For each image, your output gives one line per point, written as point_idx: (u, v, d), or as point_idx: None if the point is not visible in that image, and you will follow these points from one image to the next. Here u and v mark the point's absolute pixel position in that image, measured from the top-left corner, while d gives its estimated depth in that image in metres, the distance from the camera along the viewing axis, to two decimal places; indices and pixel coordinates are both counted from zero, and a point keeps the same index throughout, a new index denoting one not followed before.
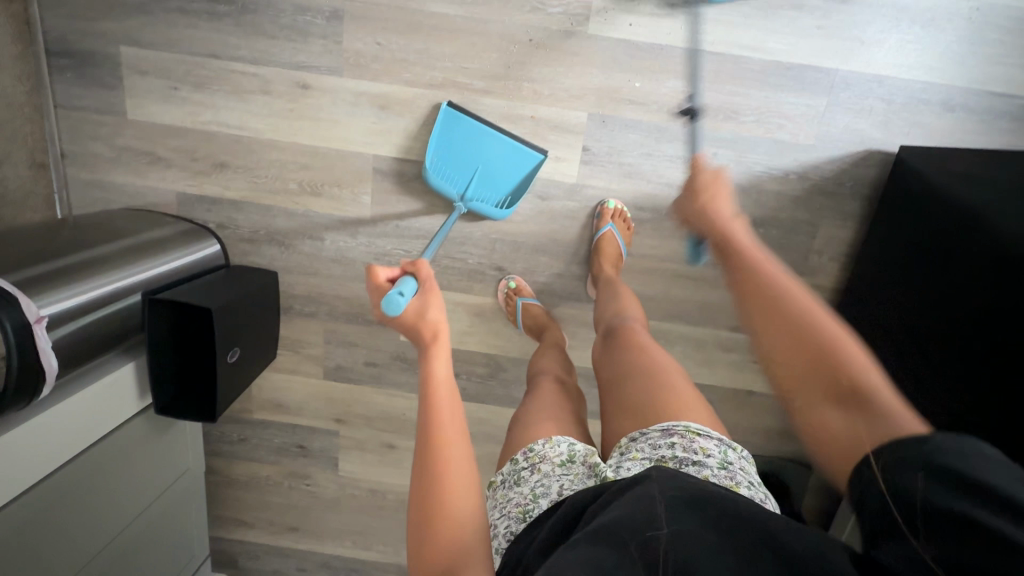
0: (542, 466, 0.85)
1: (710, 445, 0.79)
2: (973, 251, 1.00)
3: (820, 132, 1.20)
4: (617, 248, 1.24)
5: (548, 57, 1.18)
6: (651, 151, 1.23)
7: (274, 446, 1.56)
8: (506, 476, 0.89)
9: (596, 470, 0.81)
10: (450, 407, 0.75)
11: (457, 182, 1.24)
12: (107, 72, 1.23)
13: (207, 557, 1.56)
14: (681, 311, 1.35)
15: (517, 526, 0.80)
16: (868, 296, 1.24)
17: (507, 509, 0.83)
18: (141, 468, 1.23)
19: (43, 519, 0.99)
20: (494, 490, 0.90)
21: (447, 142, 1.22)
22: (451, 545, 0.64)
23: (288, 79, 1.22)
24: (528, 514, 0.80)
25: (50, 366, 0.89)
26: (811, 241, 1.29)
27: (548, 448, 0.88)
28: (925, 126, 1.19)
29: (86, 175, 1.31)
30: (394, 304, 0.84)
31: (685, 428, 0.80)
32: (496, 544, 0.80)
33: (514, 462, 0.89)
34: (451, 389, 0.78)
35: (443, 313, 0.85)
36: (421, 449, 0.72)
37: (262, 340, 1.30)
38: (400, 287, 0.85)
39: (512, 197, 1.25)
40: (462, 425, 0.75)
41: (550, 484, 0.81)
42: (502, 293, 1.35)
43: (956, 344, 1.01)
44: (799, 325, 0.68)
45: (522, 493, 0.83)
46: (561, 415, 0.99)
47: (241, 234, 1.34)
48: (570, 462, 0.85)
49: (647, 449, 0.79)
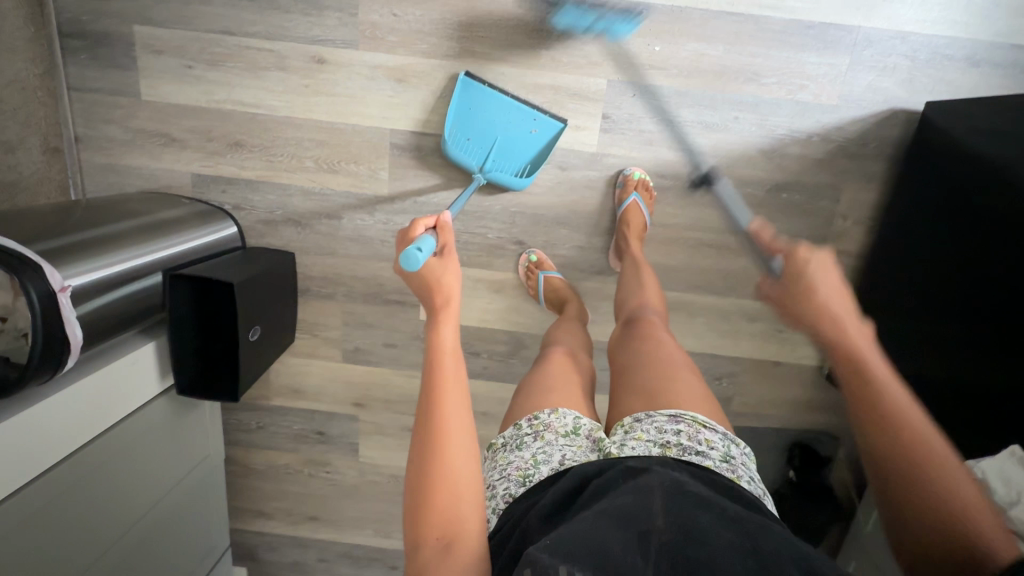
0: (547, 435, 0.83)
1: (716, 438, 0.77)
2: (993, 213, 0.99)
3: (843, 92, 1.19)
4: (642, 219, 1.22)
5: (568, 20, 1.16)
6: (671, 117, 1.22)
7: (293, 433, 1.54)
8: (508, 439, 0.87)
9: (598, 445, 0.82)
10: (455, 385, 0.70)
11: (476, 154, 1.22)
12: (120, 53, 1.22)
13: (226, 548, 1.54)
14: (703, 281, 1.34)
15: (516, 490, 0.78)
16: (892, 258, 1.23)
17: (507, 472, 0.81)
18: (162, 452, 1.22)
19: (70, 496, 0.98)
20: (493, 454, 0.88)
21: (466, 112, 1.21)
22: (447, 520, 0.64)
23: (304, 54, 1.21)
24: (529, 479, 0.79)
25: (74, 336, 0.88)
26: (835, 206, 1.27)
27: (554, 418, 0.86)
28: (948, 83, 1.18)
29: (100, 159, 1.29)
30: (412, 261, 0.73)
31: (692, 418, 0.78)
32: (493, 504, 0.79)
33: (517, 427, 0.87)
34: (457, 360, 0.73)
35: (459, 282, 0.77)
36: (421, 420, 0.69)
37: (280, 322, 1.29)
38: (420, 244, 0.74)
39: (532, 165, 1.24)
40: (465, 401, 0.71)
41: (552, 452, 0.80)
42: (523, 268, 1.33)
43: (973, 306, 1.02)
44: (915, 462, 0.62)
45: (524, 458, 0.81)
46: (576, 391, 0.97)
47: (257, 215, 1.33)
48: (575, 435, 0.84)
49: (652, 432, 0.77)
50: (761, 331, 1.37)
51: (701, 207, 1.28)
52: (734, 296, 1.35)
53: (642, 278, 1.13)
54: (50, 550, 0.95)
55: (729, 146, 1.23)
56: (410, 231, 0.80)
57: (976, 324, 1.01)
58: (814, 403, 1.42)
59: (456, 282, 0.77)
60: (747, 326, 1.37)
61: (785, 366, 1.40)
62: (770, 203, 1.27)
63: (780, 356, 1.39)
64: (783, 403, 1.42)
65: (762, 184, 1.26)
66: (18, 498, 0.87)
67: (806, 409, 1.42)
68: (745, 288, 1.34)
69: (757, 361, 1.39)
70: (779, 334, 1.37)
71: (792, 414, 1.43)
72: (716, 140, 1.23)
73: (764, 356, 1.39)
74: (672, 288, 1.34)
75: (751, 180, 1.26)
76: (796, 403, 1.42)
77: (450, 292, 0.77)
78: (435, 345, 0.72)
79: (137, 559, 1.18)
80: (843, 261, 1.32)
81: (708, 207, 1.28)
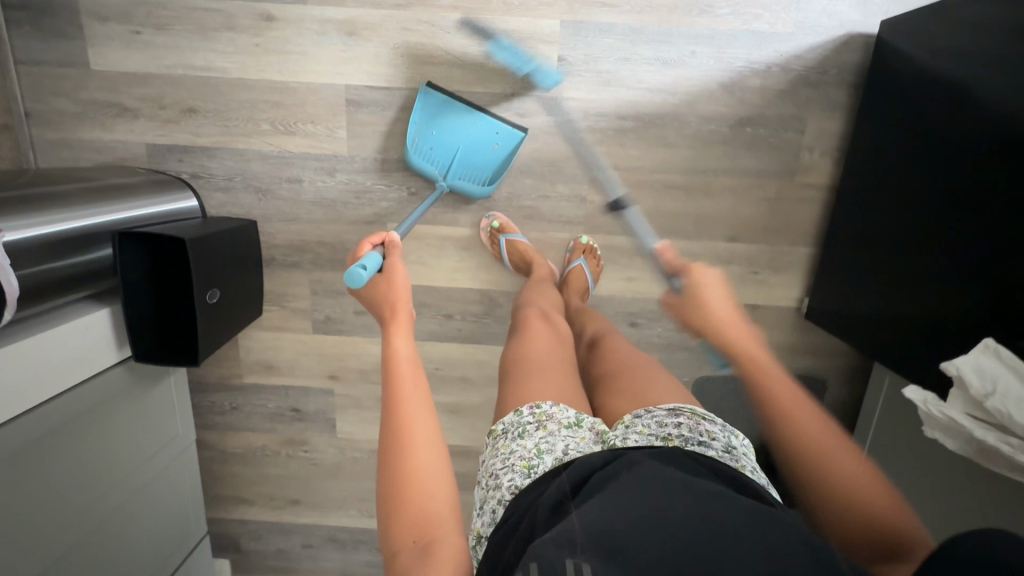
0: (549, 425, 0.76)
1: (716, 429, 0.75)
2: (986, 136, 0.94)
3: (798, 20, 1.18)
4: (585, 280, 1.29)
5: (505, 56, 1.20)
6: (627, 55, 1.20)
7: (268, 412, 1.50)
8: (508, 427, 0.78)
9: (603, 437, 0.75)
10: (414, 390, 0.78)
11: (439, 163, 1.25)
12: (65, 22, 1.21)
13: (202, 536, 1.49)
14: (674, 224, 1.31)
15: (521, 483, 0.70)
16: (862, 190, 1.20)
17: (510, 461, 0.73)
18: (123, 428, 1.18)
19: (28, 453, 0.96)
20: (493, 441, 0.79)
21: (427, 123, 1.23)
22: (421, 518, 0.65)
23: (252, 12, 1.19)
24: (534, 470, 0.71)
25: (11, 285, 0.88)
26: (801, 137, 1.26)
27: (557, 410, 0.79)
28: (904, 3, 1.17)
29: (53, 134, 1.27)
30: (356, 278, 0.85)
31: (691, 412, 0.77)
32: (498, 495, 0.70)
33: (518, 414, 0.79)
34: (415, 367, 0.83)
35: (403, 292, 0.92)
36: (386, 424, 0.75)
37: (243, 290, 1.25)
38: (365, 262, 0.86)
39: (494, 174, 1.27)
40: (427, 403, 0.78)
41: (555, 442, 0.73)
42: (485, 233, 1.32)
43: (955, 228, 0.99)
44: (824, 467, 0.66)
45: (526, 447, 0.73)
46: (562, 370, 0.91)
47: (216, 183, 1.30)
48: (577, 426, 0.77)
49: (653, 426, 0.74)
50: (737, 274, 1.35)
51: (665, 147, 1.26)
52: (706, 239, 1.32)
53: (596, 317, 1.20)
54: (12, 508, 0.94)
55: (687, 82, 1.22)
56: (357, 251, 0.93)
57: (964, 244, 0.98)
58: (798, 346, 1.39)
59: (401, 292, 0.92)
60: (723, 270, 1.35)
61: (765, 308, 1.37)
62: (734, 138, 1.26)
63: (760, 298, 1.36)
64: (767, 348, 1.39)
65: (724, 119, 1.24)
66: None
67: (792, 354, 1.39)
68: (716, 229, 1.32)
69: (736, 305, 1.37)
70: (756, 276, 1.35)
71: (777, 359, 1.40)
72: (675, 75, 1.22)
73: (741, 299, 1.36)
74: None
75: (713, 116, 1.24)
76: (779, 346, 1.39)
77: (399, 302, 0.91)
78: (391, 353, 0.83)
79: (106, 532, 1.15)
80: (814, 194, 1.29)
81: (672, 146, 1.26)
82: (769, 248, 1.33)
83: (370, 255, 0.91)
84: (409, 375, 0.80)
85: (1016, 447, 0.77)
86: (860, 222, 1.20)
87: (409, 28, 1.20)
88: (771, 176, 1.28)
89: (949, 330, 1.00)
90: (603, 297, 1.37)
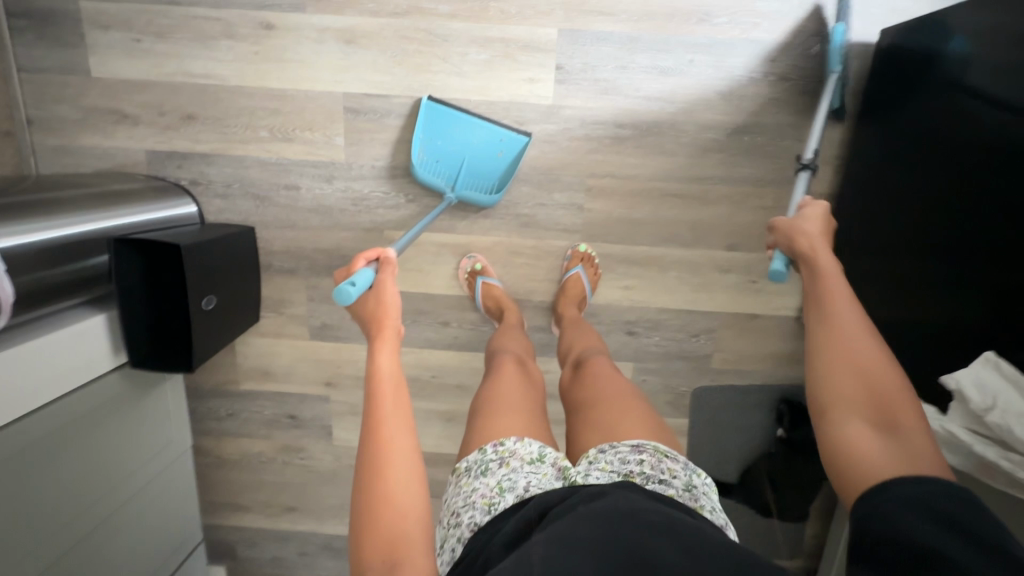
0: (511, 462, 0.78)
1: (676, 467, 0.78)
2: (978, 138, 0.93)
3: (797, 28, 1.18)
4: (582, 290, 1.28)
5: None
6: (625, 63, 1.20)
7: (265, 418, 1.50)
8: (472, 464, 0.80)
9: (564, 474, 0.78)
10: (394, 409, 0.77)
11: (445, 175, 1.25)
12: (67, 30, 1.22)
13: (197, 542, 1.49)
14: (673, 233, 1.30)
15: (481, 519, 0.74)
16: (861, 200, 1.19)
17: (471, 499, 0.76)
18: (120, 433, 1.18)
19: (21, 460, 0.95)
20: (456, 479, 0.82)
21: (430, 134, 1.23)
22: (392, 541, 0.66)
23: (252, 20, 1.20)
24: (494, 507, 0.74)
25: (6, 292, 0.85)
26: (800, 146, 1.25)
27: (519, 446, 0.81)
28: (902, 12, 1.16)
29: (54, 140, 1.28)
30: (345, 295, 0.84)
31: (654, 447, 0.79)
32: (458, 533, 0.75)
33: (481, 452, 0.81)
34: (397, 385, 0.80)
35: (396, 307, 0.88)
36: (365, 441, 0.74)
37: (240, 295, 1.25)
38: (353, 279, 0.86)
39: (501, 180, 1.26)
40: (407, 422, 0.77)
41: (517, 479, 0.75)
42: (463, 274, 1.34)
43: (951, 232, 0.99)
44: (852, 355, 0.65)
45: (489, 484, 0.76)
46: (529, 405, 0.93)
47: (215, 190, 1.30)
48: (540, 462, 0.79)
49: (615, 463, 0.77)
50: (736, 283, 1.34)
51: (663, 155, 1.26)
52: (704, 247, 1.31)
53: (581, 330, 1.19)
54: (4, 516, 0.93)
55: (686, 90, 1.22)
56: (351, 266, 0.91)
57: (962, 249, 0.96)
58: (797, 356, 1.37)
59: (394, 308, 0.88)
60: (721, 279, 1.34)
61: (764, 318, 1.36)
62: (733, 146, 1.25)
63: (759, 308, 1.35)
64: (765, 358, 1.38)
65: (722, 127, 1.24)
66: None
67: (791, 364, 1.38)
68: (714, 238, 1.31)
69: (734, 315, 1.36)
70: (754, 286, 1.34)
71: (776, 370, 1.39)
72: (674, 83, 1.21)
73: (739, 309, 1.35)
74: (640, 242, 1.32)
75: (712, 124, 1.24)
76: (778, 356, 1.38)
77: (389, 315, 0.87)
78: (375, 371, 0.81)
79: (100, 539, 1.15)
80: None
81: (670, 154, 1.26)
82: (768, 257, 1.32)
83: (362, 271, 0.89)
84: (391, 393, 0.78)
85: (1016, 463, 0.77)
86: (859, 232, 1.20)
87: (407, 36, 1.20)
88: (769, 185, 1.27)
89: (947, 339, 0.99)
90: (601, 305, 1.36)
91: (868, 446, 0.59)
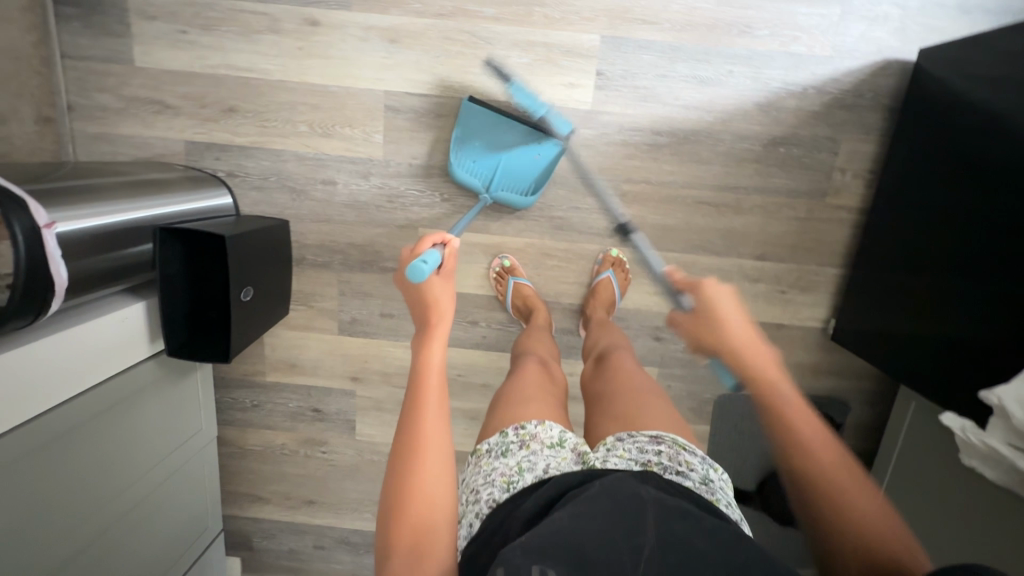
0: (532, 445, 0.79)
1: (694, 461, 0.78)
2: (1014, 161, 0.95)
3: (836, 43, 1.20)
4: (612, 294, 1.30)
5: None
6: (665, 72, 1.22)
7: (289, 410, 1.50)
8: (493, 446, 0.82)
9: (584, 458, 0.78)
10: (437, 403, 0.75)
11: (481, 174, 1.25)
12: (114, 20, 1.23)
13: (218, 532, 1.49)
14: (704, 241, 1.32)
15: (500, 496, 0.73)
16: (891, 213, 1.21)
17: (491, 478, 0.77)
18: (153, 417, 1.19)
19: (58, 444, 0.95)
20: (476, 459, 0.83)
21: (464, 137, 1.24)
22: (420, 532, 0.66)
23: (297, 16, 1.22)
24: (513, 485, 0.74)
25: (60, 277, 0.84)
26: (835, 158, 1.26)
27: (541, 430, 0.82)
28: (941, 31, 1.18)
29: (94, 128, 1.29)
30: (417, 272, 0.78)
31: (673, 440, 0.79)
32: (476, 509, 0.74)
33: (503, 435, 0.82)
34: (440, 381, 0.77)
35: (452, 300, 0.83)
36: (404, 428, 0.73)
37: (273, 289, 1.25)
38: (427, 257, 0.80)
39: (536, 183, 1.26)
40: (447, 420, 0.75)
41: (536, 460, 0.76)
42: (494, 272, 1.35)
43: (976, 253, 1.01)
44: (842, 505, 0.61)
45: (508, 464, 0.77)
46: (552, 400, 0.95)
47: (252, 182, 1.31)
48: (560, 447, 0.80)
49: (633, 451, 0.77)
50: (764, 292, 1.35)
51: (698, 164, 1.27)
52: (734, 256, 1.33)
53: (608, 330, 1.20)
54: (40, 500, 0.93)
55: (723, 101, 1.23)
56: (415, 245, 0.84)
57: (991, 269, 0.98)
58: (820, 366, 1.39)
59: (449, 300, 0.83)
60: (750, 287, 1.35)
61: (790, 328, 1.37)
62: (768, 157, 1.26)
63: (785, 317, 1.37)
64: (789, 367, 1.39)
65: (758, 138, 1.25)
66: (18, 432, 0.86)
67: (813, 374, 1.39)
68: (745, 247, 1.32)
69: (761, 324, 1.37)
70: (782, 295, 1.35)
71: (799, 379, 1.40)
72: (712, 94, 1.23)
73: (767, 319, 1.37)
74: (672, 248, 1.33)
75: (748, 135, 1.25)
76: (802, 366, 1.39)
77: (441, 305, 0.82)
78: (421, 360, 0.78)
79: (128, 528, 1.15)
80: (845, 216, 1.30)
81: (705, 162, 1.27)
82: (797, 267, 1.33)
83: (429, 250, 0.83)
84: (435, 388, 0.76)
85: None
86: (886, 246, 1.21)
87: (451, 37, 1.22)
88: (802, 196, 1.29)
89: (979, 352, 0.99)
90: (630, 310, 1.37)
91: None
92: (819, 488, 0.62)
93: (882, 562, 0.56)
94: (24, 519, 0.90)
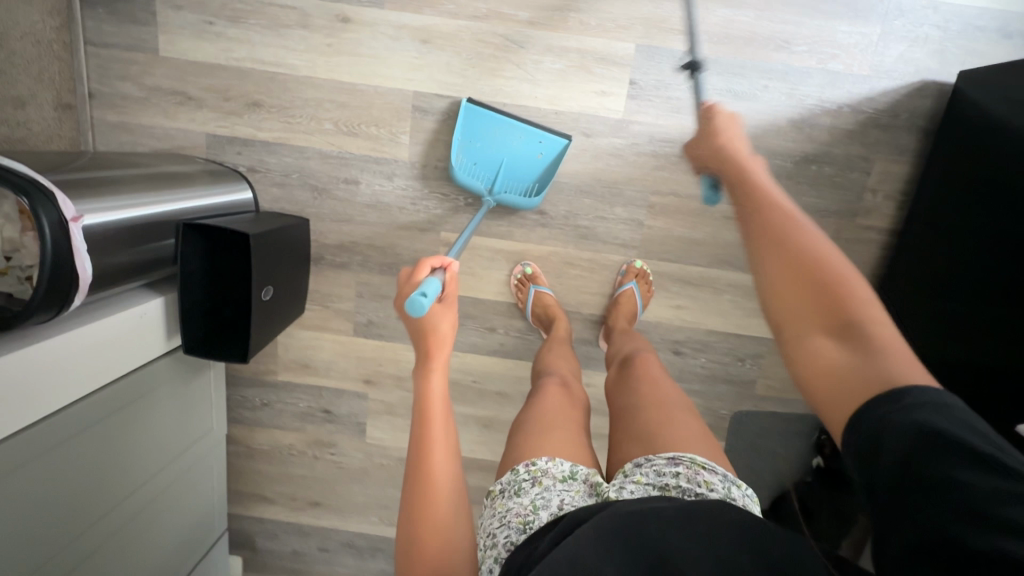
0: (544, 481, 0.73)
1: (715, 479, 0.71)
2: None
3: (875, 62, 1.18)
4: (634, 306, 1.26)
5: None
6: (700, 84, 1.20)
7: (299, 411, 1.48)
8: (506, 486, 0.75)
9: (597, 490, 0.73)
10: (444, 438, 0.72)
11: (483, 177, 1.23)
12: (140, 8, 1.21)
13: (223, 532, 1.47)
14: (729, 255, 1.30)
15: (518, 538, 0.68)
16: (922, 236, 1.19)
17: (506, 520, 0.71)
18: (166, 416, 1.16)
19: (70, 446, 0.92)
20: (490, 501, 0.76)
21: (472, 139, 1.22)
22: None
23: (328, 12, 1.19)
24: (530, 526, 0.69)
25: (84, 270, 0.82)
26: (866, 178, 1.25)
27: (551, 465, 0.75)
28: (980, 55, 1.17)
29: (113, 117, 1.26)
30: (417, 307, 0.74)
31: (691, 459, 0.73)
32: (495, 554, 0.68)
33: (514, 473, 0.76)
34: (446, 414, 0.75)
35: (453, 328, 0.82)
36: (412, 469, 0.70)
37: (291, 289, 1.23)
38: (426, 290, 0.76)
39: (539, 183, 1.25)
40: (455, 454, 0.72)
41: (551, 497, 0.70)
42: (514, 279, 1.33)
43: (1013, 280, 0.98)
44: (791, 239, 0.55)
45: (523, 504, 0.71)
46: (569, 422, 0.89)
47: (273, 178, 1.29)
48: (572, 479, 0.74)
49: (651, 475, 0.72)
50: None
51: None
52: None
53: (631, 336, 1.16)
54: (50, 504, 0.89)
55: (758, 116, 1.22)
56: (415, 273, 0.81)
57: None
58: None
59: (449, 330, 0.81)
60: None
61: None
62: (799, 174, 1.25)
63: None
64: None
65: (790, 154, 1.24)
66: (33, 432, 0.84)
67: None
68: None
69: None
70: None
71: None
72: (745, 108, 1.21)
73: None
74: (696, 261, 1.31)
75: (780, 150, 1.23)
76: None
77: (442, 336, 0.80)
78: (424, 394, 0.75)
79: (134, 531, 1.11)
80: (874, 236, 1.28)
81: None
82: None
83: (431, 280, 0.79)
84: (440, 422, 0.73)
85: None
86: (917, 269, 1.19)
87: (484, 40, 1.19)
88: (831, 215, 1.27)
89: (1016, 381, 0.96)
90: (651, 322, 1.35)
91: (830, 360, 0.49)
92: (765, 225, 0.57)
93: (829, 293, 0.51)
94: (38, 521, 0.88)
